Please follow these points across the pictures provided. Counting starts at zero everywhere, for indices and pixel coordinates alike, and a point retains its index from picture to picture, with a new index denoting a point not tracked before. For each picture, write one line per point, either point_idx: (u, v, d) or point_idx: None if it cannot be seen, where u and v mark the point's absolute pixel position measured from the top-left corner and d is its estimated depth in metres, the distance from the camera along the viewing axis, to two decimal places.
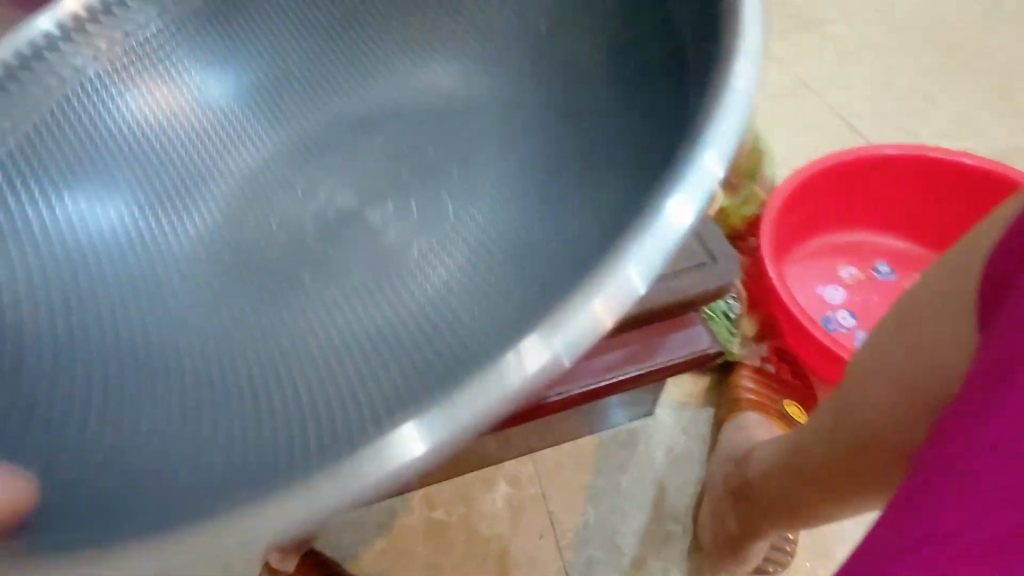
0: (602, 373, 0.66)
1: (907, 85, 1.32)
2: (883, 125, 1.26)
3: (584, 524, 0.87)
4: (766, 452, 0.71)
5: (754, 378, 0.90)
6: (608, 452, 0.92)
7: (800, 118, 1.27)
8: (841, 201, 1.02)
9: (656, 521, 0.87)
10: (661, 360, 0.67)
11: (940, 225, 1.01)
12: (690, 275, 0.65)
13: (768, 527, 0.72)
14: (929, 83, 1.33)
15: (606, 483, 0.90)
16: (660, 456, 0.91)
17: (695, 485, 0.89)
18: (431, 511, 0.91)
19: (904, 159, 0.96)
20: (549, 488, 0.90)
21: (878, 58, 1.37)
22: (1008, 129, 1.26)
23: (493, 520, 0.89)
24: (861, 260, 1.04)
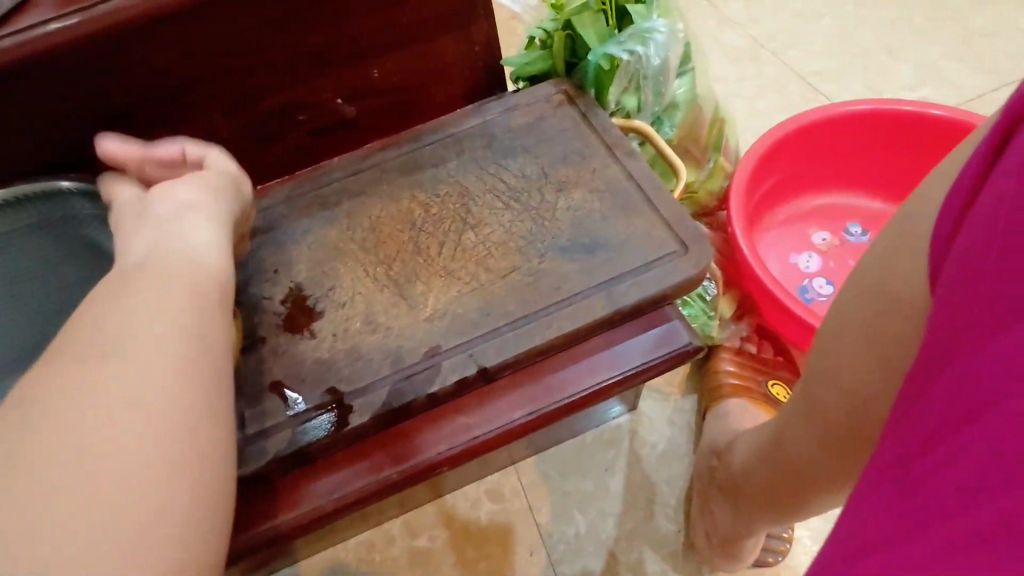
0: (573, 385, 0.59)
1: (878, 20, 1.26)
2: (855, 67, 1.21)
3: (574, 534, 0.83)
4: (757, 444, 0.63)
5: (735, 361, 0.84)
6: (592, 457, 0.87)
7: (760, 83, 1.21)
8: (808, 164, 0.96)
9: (648, 520, 0.82)
10: (646, 364, 0.60)
11: (913, 179, 0.96)
12: (661, 266, 0.60)
13: (765, 524, 0.66)
14: (905, 11, 1.26)
15: (592, 486, 0.85)
16: (647, 450, 0.87)
17: (685, 479, 0.84)
18: (414, 539, 0.85)
19: (873, 113, 0.91)
20: (535, 498, 0.86)
21: None
22: (1001, 55, 1.18)
23: (480, 539, 0.84)
24: (834, 223, 1.00)
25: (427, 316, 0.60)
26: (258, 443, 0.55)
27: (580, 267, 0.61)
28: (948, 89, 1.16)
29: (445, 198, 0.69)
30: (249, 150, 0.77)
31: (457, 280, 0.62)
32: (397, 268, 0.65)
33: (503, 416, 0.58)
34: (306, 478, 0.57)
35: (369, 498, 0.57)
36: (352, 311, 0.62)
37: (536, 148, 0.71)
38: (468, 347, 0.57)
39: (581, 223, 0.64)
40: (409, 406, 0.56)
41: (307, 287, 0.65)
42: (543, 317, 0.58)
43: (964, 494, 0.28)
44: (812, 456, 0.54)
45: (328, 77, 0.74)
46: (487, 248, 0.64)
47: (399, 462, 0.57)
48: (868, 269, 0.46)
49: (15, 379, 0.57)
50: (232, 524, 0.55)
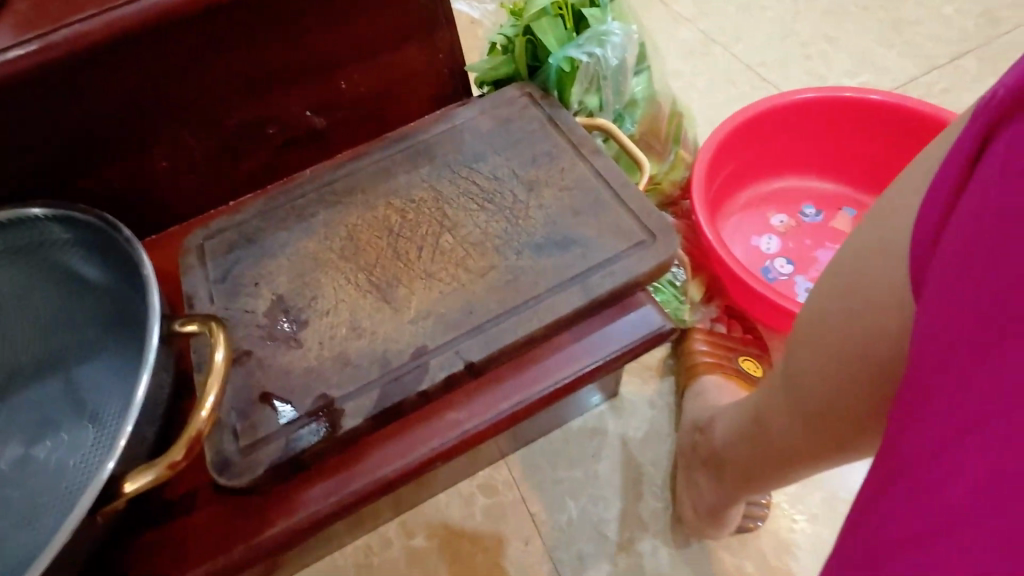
0: (556, 374, 0.61)
1: (818, 11, 1.33)
2: (799, 57, 1.28)
3: (567, 519, 0.86)
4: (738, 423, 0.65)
5: (708, 340, 0.89)
6: (579, 444, 0.90)
7: (713, 75, 1.26)
8: (763, 151, 1.02)
9: (636, 501, 0.86)
10: (624, 348, 0.63)
11: (859, 161, 1.02)
12: (632, 256, 0.63)
13: (746, 494, 0.70)
14: (841, 2, 1.33)
15: (581, 472, 0.88)
16: (631, 433, 0.90)
17: (668, 458, 0.88)
18: (411, 539, 0.87)
19: (820, 100, 0.96)
20: (526, 488, 0.88)
21: None
22: (931, 39, 1.26)
23: (475, 533, 0.86)
24: (791, 205, 1.05)
25: (411, 319, 0.62)
26: (252, 455, 0.56)
27: (556, 262, 0.63)
28: (885, 74, 1.24)
29: (420, 204, 0.71)
30: (219, 166, 0.77)
31: (438, 281, 0.64)
32: (378, 273, 0.66)
33: (492, 409, 0.60)
34: (302, 485, 0.58)
35: (367, 499, 0.58)
36: (337, 318, 0.63)
37: (505, 150, 0.73)
38: (453, 345, 0.59)
39: (554, 219, 0.66)
40: (400, 406, 0.58)
41: (289, 299, 0.66)
42: (524, 311, 0.61)
43: (972, 504, 0.27)
44: (797, 436, 0.56)
45: (296, 90, 0.75)
46: (466, 249, 0.66)
47: (394, 461, 0.59)
48: (836, 264, 0.49)
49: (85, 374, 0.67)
50: (233, 533, 0.56)
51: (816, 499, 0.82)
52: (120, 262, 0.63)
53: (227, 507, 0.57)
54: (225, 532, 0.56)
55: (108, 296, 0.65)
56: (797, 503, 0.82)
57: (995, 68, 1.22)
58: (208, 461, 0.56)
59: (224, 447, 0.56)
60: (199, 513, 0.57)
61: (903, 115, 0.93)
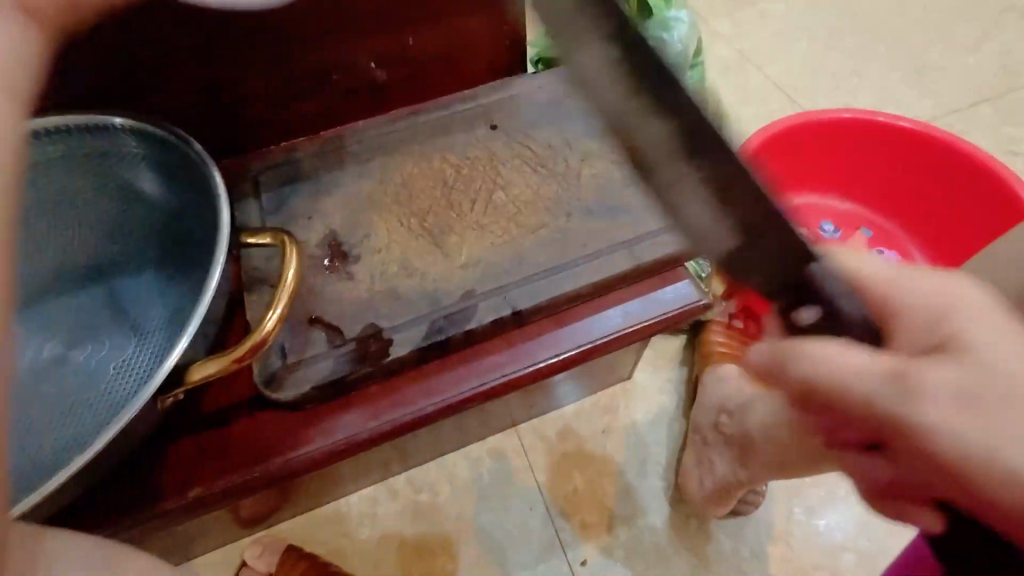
0: (594, 331, 0.64)
1: (851, 44, 1.38)
2: (828, 86, 1.32)
3: (572, 491, 0.87)
4: (781, 404, 0.64)
5: (723, 332, 0.89)
6: (591, 420, 0.92)
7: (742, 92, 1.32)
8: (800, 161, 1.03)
9: (640, 478, 0.88)
10: (662, 315, 0.65)
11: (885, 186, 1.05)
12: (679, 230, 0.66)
13: (761, 479, 0.71)
14: (870, 40, 1.39)
15: (589, 447, 0.90)
16: (639, 416, 0.92)
17: (676, 442, 0.90)
18: (416, 494, 0.88)
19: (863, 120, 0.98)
20: (535, 457, 0.90)
21: (824, 16, 1.42)
22: (951, 85, 1.33)
23: (480, 494, 0.88)
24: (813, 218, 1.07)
25: (462, 264, 0.64)
26: (299, 372, 0.58)
27: (606, 229, 0.66)
28: (906, 112, 1.29)
29: (474, 162, 0.74)
30: (282, 106, 0.75)
31: (490, 233, 0.67)
32: (430, 221, 0.69)
33: (533, 355, 0.62)
34: (341, 410, 0.59)
35: (406, 427, 0.60)
36: (390, 256, 0.66)
37: (560, 123, 0.76)
38: (502, 291, 0.62)
39: (606, 189, 0.70)
40: (445, 343, 0.60)
41: (342, 234, 0.68)
42: (572, 268, 0.64)
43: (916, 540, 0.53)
44: None
45: (367, 39, 0.73)
46: (517, 207, 0.69)
47: (436, 395, 0.60)
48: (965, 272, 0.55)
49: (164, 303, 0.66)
50: (268, 446, 0.57)
51: (813, 493, 0.85)
52: (185, 180, 0.63)
53: (271, 420, 0.58)
54: (262, 442, 0.58)
55: (162, 212, 0.66)
56: (796, 495, 0.85)
57: (1009, 116, 1.29)
58: (255, 376, 0.58)
59: (272, 360, 0.58)
60: (243, 423, 0.58)
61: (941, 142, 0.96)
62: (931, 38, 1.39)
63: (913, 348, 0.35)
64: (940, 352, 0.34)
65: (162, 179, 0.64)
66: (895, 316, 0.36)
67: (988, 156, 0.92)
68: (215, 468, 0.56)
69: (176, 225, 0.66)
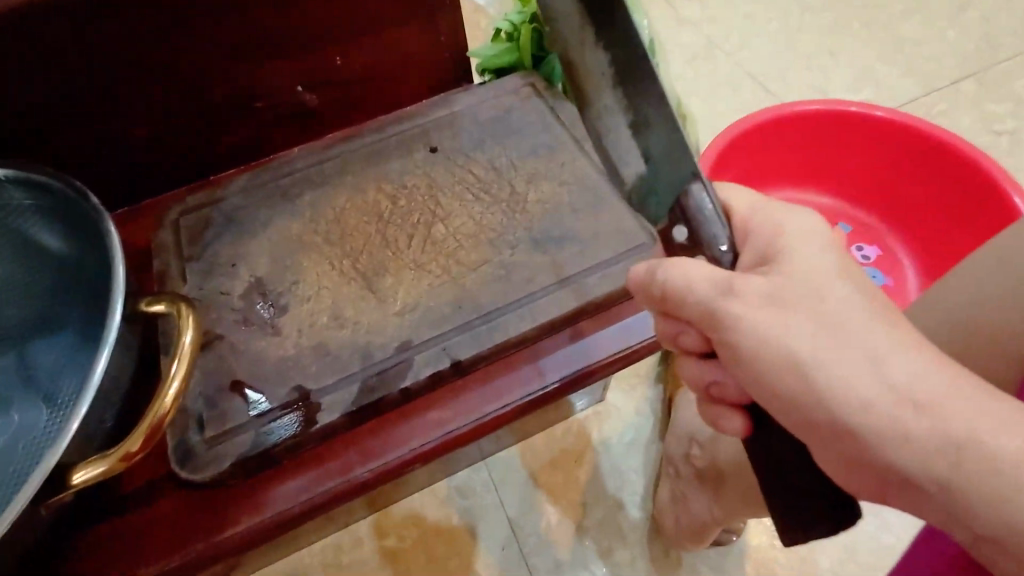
0: (547, 375, 0.59)
1: (826, 23, 1.31)
2: (803, 69, 1.26)
3: (546, 526, 0.83)
4: None
5: None
6: (562, 449, 0.87)
7: (712, 81, 1.25)
8: (771, 155, 0.98)
9: (616, 509, 0.83)
10: (621, 351, 0.60)
11: (866, 177, 0.99)
12: (633, 259, 0.61)
13: (736, 514, 0.68)
14: (844, 17, 1.32)
15: (562, 478, 0.85)
16: (613, 441, 0.88)
17: (652, 468, 0.86)
18: (382, 539, 0.84)
19: (835, 110, 0.92)
20: (506, 492, 0.85)
21: None
22: (931, 61, 1.26)
23: (449, 536, 0.83)
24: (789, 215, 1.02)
25: (398, 310, 0.59)
26: (218, 448, 0.53)
27: (553, 261, 0.61)
28: (886, 92, 1.23)
29: (412, 190, 0.67)
30: (199, 140, 0.68)
31: (429, 273, 0.61)
32: (364, 261, 0.63)
33: (480, 406, 0.57)
34: (269, 484, 0.54)
35: (343, 497, 0.55)
36: (319, 306, 0.60)
37: (504, 140, 0.70)
38: (440, 341, 0.57)
39: (554, 215, 0.64)
40: (381, 401, 0.55)
41: (268, 282, 0.62)
42: (515, 309, 0.59)
43: None
44: None
45: (286, 61, 0.66)
46: (458, 241, 0.63)
47: (374, 460, 0.55)
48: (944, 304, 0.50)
49: (71, 372, 0.58)
50: (188, 532, 0.52)
51: None
52: (88, 233, 0.57)
53: (191, 502, 0.53)
54: (180, 528, 0.52)
55: (69, 268, 0.59)
56: None
57: (992, 92, 1.23)
58: (170, 455, 0.53)
59: (189, 437, 0.53)
60: (160, 506, 0.53)
61: (919, 132, 0.90)
62: (909, 12, 1.32)
63: (789, 335, 0.37)
64: (805, 283, 0.38)
65: (67, 232, 0.59)
66: (775, 304, 0.37)
67: (982, 156, 0.85)
68: (128, 562, 0.51)
69: (84, 283, 0.59)
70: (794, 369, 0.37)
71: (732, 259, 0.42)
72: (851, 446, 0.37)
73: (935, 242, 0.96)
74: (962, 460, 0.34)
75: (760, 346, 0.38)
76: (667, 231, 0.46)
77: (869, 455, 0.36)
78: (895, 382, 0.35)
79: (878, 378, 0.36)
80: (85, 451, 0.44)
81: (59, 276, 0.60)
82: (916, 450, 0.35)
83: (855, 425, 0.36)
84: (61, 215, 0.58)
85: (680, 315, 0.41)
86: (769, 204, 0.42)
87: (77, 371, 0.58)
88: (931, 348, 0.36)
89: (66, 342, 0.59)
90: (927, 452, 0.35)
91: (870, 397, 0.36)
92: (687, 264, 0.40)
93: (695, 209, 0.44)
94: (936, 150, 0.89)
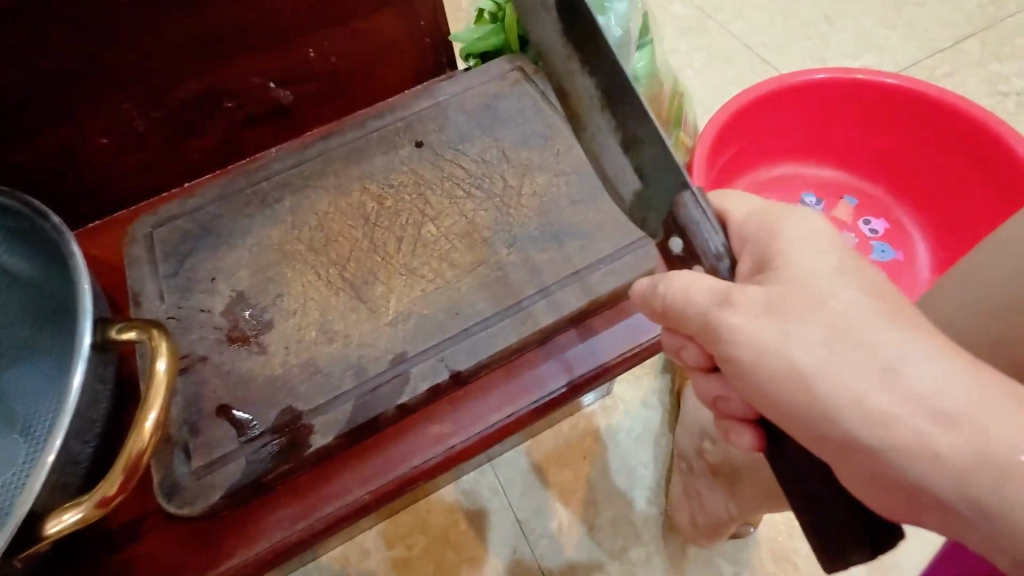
0: (552, 381, 0.55)
1: None
2: (800, 37, 1.21)
3: (557, 528, 0.80)
4: None
5: None
6: (570, 447, 0.85)
7: (706, 54, 1.19)
8: (772, 130, 0.93)
9: (628, 506, 0.81)
10: (629, 351, 0.56)
11: (872, 148, 0.95)
12: (638, 252, 0.57)
13: (755, 511, 0.66)
14: None
15: (571, 477, 0.83)
16: (622, 436, 0.85)
17: (663, 462, 0.83)
18: (390, 549, 0.81)
19: (838, 79, 0.88)
20: (514, 494, 0.83)
21: None
22: (932, 22, 1.21)
23: (458, 543, 0.81)
24: (792, 192, 0.99)
25: (390, 320, 0.55)
26: (207, 479, 0.49)
27: (553, 258, 0.58)
28: (887, 57, 1.18)
29: (398, 189, 0.63)
30: (167, 146, 0.63)
31: (421, 279, 0.58)
32: (351, 268, 0.59)
33: (482, 418, 0.54)
34: (264, 513, 0.51)
35: (343, 522, 0.52)
36: (306, 319, 0.56)
37: (493, 130, 0.65)
38: (437, 351, 0.54)
39: (551, 208, 0.60)
40: (377, 419, 0.52)
41: (250, 296, 0.58)
42: (513, 313, 0.55)
43: None
44: None
45: (253, 55, 0.61)
46: (450, 241, 0.59)
47: (374, 481, 0.52)
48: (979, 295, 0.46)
49: (40, 404, 0.52)
50: (181, 569, 0.49)
51: None
52: (53, 254, 0.53)
53: (182, 536, 0.50)
54: (173, 564, 0.49)
55: (37, 292, 0.55)
56: None
57: (997, 52, 1.18)
58: (156, 490, 0.49)
59: (175, 468, 0.50)
60: (151, 541, 0.50)
61: (927, 98, 0.86)
62: None
63: (792, 347, 0.35)
64: (806, 292, 0.35)
65: (31, 253, 0.54)
66: (777, 316, 0.35)
67: (993, 120, 0.82)
68: None
69: (55, 307, 0.54)
70: (796, 381, 0.35)
71: (731, 266, 0.40)
72: (864, 460, 0.34)
73: (944, 214, 0.92)
74: (992, 477, 0.31)
75: (758, 356, 0.36)
76: (665, 242, 0.44)
77: (886, 471, 0.34)
78: (906, 391, 0.33)
79: (886, 387, 0.33)
80: (59, 495, 0.41)
81: (26, 300, 0.55)
82: (937, 461, 0.33)
83: (866, 438, 0.34)
84: (25, 237, 0.54)
85: (682, 329, 0.40)
86: (770, 208, 0.40)
87: (48, 403, 0.52)
88: (956, 355, 0.33)
89: (34, 372, 0.53)
90: (950, 464, 0.32)
91: (876, 404, 0.33)
92: (689, 276, 0.39)
93: (689, 217, 0.42)
94: (944, 117, 0.85)
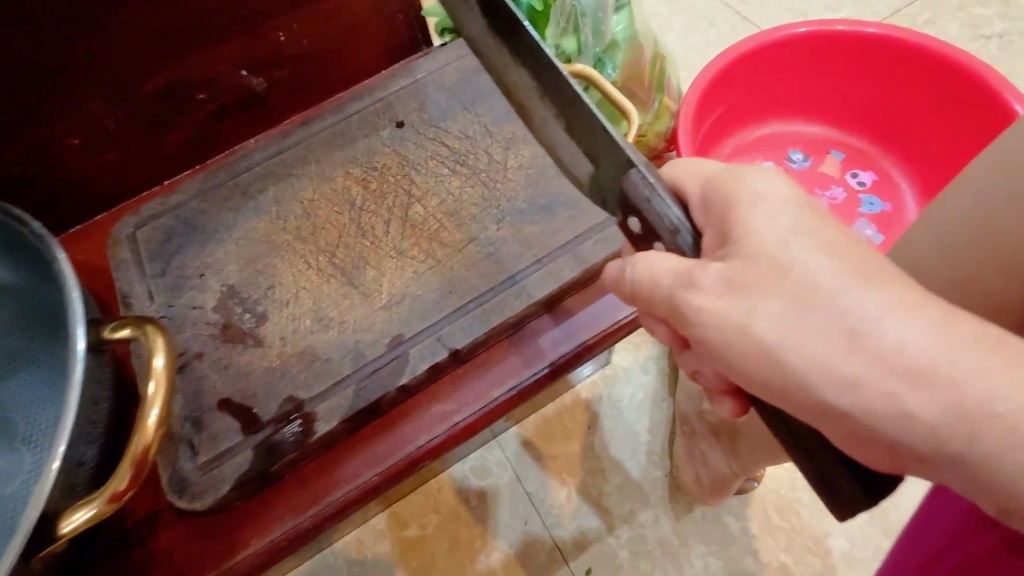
0: (550, 353, 0.55)
1: None
2: None
3: (565, 497, 0.82)
4: None
5: None
6: (573, 418, 0.85)
7: (686, 15, 1.17)
8: (757, 88, 0.93)
9: (634, 472, 0.82)
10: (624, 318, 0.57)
11: (858, 99, 0.94)
12: None
13: (756, 465, 0.67)
14: None
15: (576, 447, 0.84)
16: (624, 404, 0.86)
17: (666, 427, 0.84)
18: (403, 530, 0.82)
19: (821, 32, 0.87)
20: (521, 468, 0.84)
21: None
22: None
23: (470, 519, 0.82)
24: (779, 150, 0.98)
25: (385, 304, 0.55)
26: (213, 473, 0.50)
27: (544, 230, 0.57)
28: (867, 7, 1.17)
29: (383, 171, 0.62)
30: (141, 143, 0.62)
31: (412, 260, 0.57)
32: (341, 255, 0.58)
33: (483, 394, 0.54)
34: (275, 502, 0.51)
35: (353, 505, 0.52)
36: (300, 308, 0.56)
37: (474, 105, 0.64)
38: (435, 331, 0.54)
39: (538, 180, 0.59)
40: (380, 402, 0.52)
41: (242, 290, 0.57)
42: (506, 289, 0.55)
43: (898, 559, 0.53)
44: None
45: (222, 43, 0.59)
46: (439, 220, 0.59)
47: (381, 463, 0.53)
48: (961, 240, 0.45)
49: (36, 407, 0.53)
50: (199, 561, 0.50)
51: None
52: (38, 261, 0.52)
53: (195, 530, 0.50)
54: (190, 558, 0.50)
55: (23, 298, 0.54)
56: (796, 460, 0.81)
57: None
58: (166, 487, 0.50)
59: (181, 465, 0.50)
60: (166, 537, 0.50)
61: (910, 44, 0.85)
62: None
63: (754, 321, 0.32)
64: (767, 265, 0.32)
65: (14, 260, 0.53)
66: (740, 294, 0.33)
67: (975, 62, 0.81)
68: None
69: (45, 312, 0.54)
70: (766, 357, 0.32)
71: (694, 239, 0.38)
72: (843, 431, 0.32)
73: (931, 162, 0.92)
74: (969, 429, 0.28)
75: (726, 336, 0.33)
76: (622, 222, 0.41)
77: (865, 437, 0.31)
78: (878, 355, 0.29)
79: (853, 354, 0.30)
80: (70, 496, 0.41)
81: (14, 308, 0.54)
82: (911, 420, 0.29)
83: (839, 408, 0.31)
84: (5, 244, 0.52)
85: (653, 312, 0.38)
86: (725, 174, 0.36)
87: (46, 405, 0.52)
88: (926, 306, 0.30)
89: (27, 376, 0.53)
90: (928, 426, 0.29)
91: (846, 371, 0.30)
92: (653, 259, 0.37)
93: (638, 195, 0.39)
94: (928, 62, 0.85)
